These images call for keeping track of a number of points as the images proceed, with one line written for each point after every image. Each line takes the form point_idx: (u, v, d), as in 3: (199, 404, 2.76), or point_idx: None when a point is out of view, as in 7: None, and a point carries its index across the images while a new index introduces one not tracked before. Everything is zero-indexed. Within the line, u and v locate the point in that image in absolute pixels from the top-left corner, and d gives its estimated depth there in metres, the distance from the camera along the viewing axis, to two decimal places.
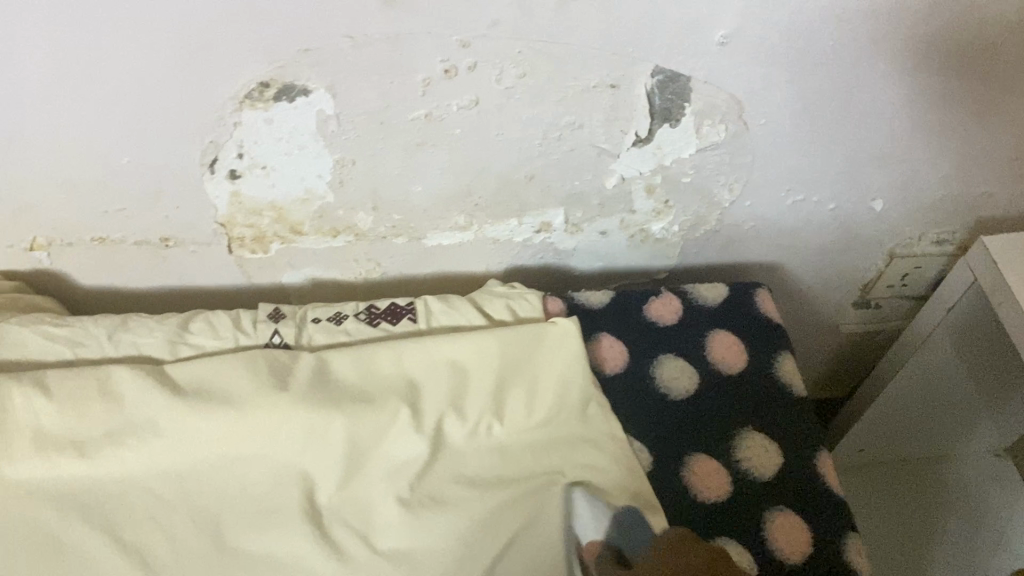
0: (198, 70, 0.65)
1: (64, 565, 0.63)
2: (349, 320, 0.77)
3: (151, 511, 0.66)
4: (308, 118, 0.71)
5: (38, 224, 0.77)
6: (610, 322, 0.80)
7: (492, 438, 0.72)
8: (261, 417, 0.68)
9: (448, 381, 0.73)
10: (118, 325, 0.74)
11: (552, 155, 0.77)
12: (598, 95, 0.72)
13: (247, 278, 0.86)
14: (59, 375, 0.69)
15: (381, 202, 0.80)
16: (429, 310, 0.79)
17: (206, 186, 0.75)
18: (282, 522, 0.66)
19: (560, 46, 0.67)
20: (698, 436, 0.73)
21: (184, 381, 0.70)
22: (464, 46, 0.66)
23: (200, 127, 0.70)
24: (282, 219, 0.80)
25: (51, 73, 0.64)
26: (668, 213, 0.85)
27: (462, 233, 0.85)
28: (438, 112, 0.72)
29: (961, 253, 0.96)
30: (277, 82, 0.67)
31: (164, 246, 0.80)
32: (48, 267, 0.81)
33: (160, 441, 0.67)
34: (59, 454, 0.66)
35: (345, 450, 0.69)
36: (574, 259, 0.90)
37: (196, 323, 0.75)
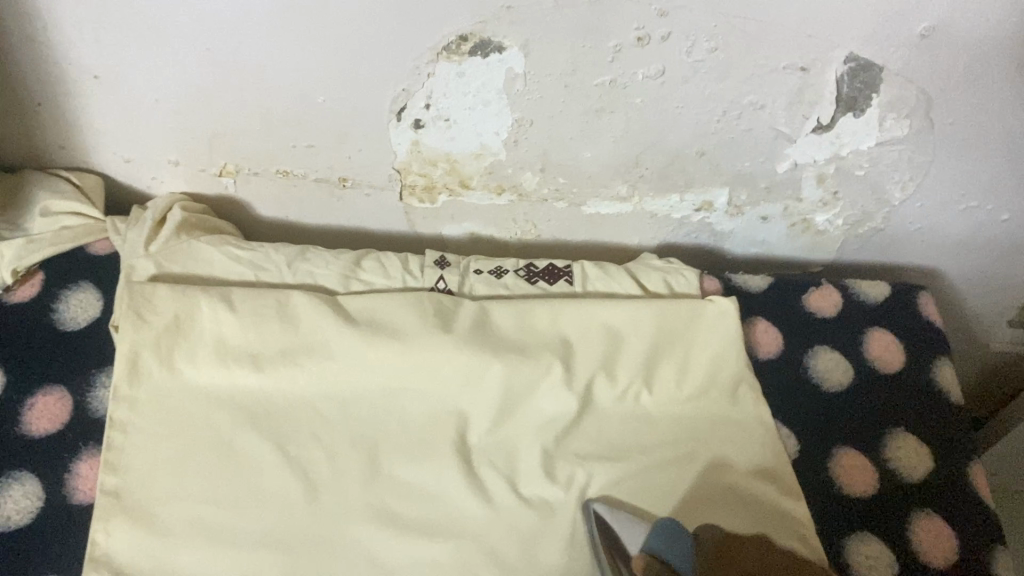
0: (405, 19, 0.68)
1: (234, 467, 0.67)
2: (509, 276, 0.80)
3: (314, 429, 0.70)
4: (497, 75, 0.73)
5: (230, 152, 0.82)
6: (765, 307, 0.80)
7: (640, 405, 0.73)
8: (425, 354, 0.72)
9: (602, 343, 0.75)
10: (297, 255, 0.78)
11: (727, 133, 0.78)
12: (786, 77, 0.72)
13: (411, 227, 0.90)
14: (243, 293, 0.74)
15: (551, 165, 0.82)
16: (585, 274, 0.80)
17: (391, 131, 0.79)
18: (434, 457, 0.69)
19: (757, 23, 0.68)
20: (847, 430, 0.73)
21: (356, 313, 0.74)
22: (662, 15, 0.67)
23: (397, 75, 0.73)
24: (454, 171, 0.83)
25: (271, 8, 0.68)
26: (835, 205, 0.84)
27: (623, 204, 0.86)
28: (623, 79, 0.73)
29: None
30: (475, 36, 0.69)
31: (341, 186, 0.85)
32: (232, 195, 0.86)
33: (330, 365, 0.71)
34: (237, 365, 0.71)
35: (499, 397, 0.71)
36: (730, 242, 0.90)
37: (368, 262, 0.79)
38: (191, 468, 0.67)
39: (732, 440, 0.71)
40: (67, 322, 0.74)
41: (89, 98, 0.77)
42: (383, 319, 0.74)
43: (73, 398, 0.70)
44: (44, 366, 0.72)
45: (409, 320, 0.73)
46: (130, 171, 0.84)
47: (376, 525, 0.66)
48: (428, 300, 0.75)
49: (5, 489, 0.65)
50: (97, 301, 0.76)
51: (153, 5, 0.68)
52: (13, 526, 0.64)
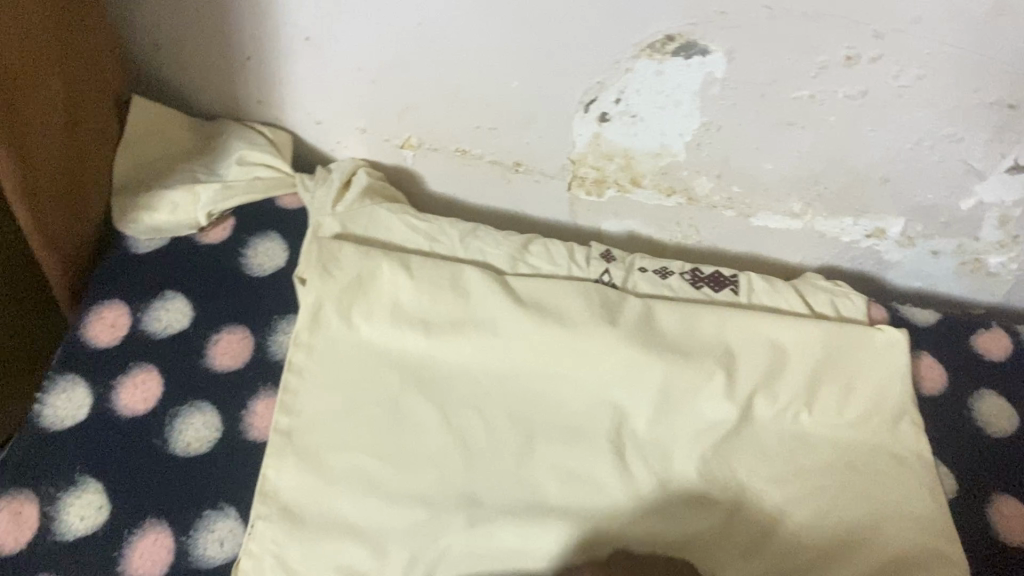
0: (618, 13, 0.70)
1: (398, 424, 0.69)
2: (673, 277, 0.80)
3: (474, 400, 0.71)
4: (695, 79, 0.74)
5: (415, 125, 0.84)
6: (932, 341, 0.78)
7: (798, 423, 0.73)
8: (588, 342, 0.73)
9: (765, 358, 0.74)
10: (469, 232, 0.80)
11: (916, 163, 0.76)
12: (991, 113, 0.71)
13: (572, 218, 0.91)
14: (420, 260, 0.76)
15: (727, 173, 0.82)
16: (751, 285, 0.80)
17: (576, 122, 0.80)
18: (587, 444, 0.70)
19: (974, 54, 0.67)
20: (1010, 477, 0.71)
21: (524, 294, 0.76)
22: (878, 36, 0.67)
23: (595, 68, 0.75)
24: (628, 168, 0.84)
25: None
26: (1013, 248, 0.82)
27: (793, 221, 0.85)
28: (821, 96, 0.73)
29: None
30: (683, 38, 0.70)
31: (514, 170, 0.86)
32: (408, 166, 0.89)
33: (497, 341, 0.73)
34: (409, 329, 0.73)
35: (658, 395, 0.72)
36: (891, 272, 0.89)
37: (535, 248, 0.80)
38: (356, 420, 0.69)
39: (889, 470, 0.70)
40: (252, 268, 0.79)
41: (296, 58, 0.80)
42: (550, 303, 0.75)
43: (255, 340, 0.74)
44: (229, 307, 0.75)
45: (576, 308, 0.74)
46: (317, 133, 0.88)
47: (528, 503, 0.67)
48: (595, 291, 0.76)
49: (188, 416, 0.69)
50: (281, 252, 0.80)
51: None
52: (194, 452, 0.68)
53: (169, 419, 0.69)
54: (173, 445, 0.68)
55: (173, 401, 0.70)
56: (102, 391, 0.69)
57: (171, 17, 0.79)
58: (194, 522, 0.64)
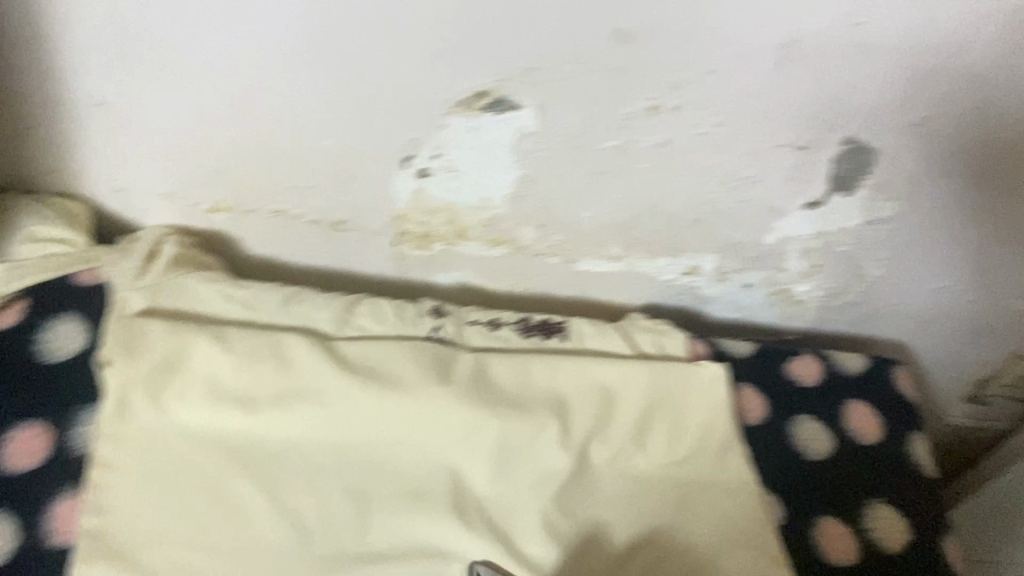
0: (428, 70, 0.70)
1: (223, 510, 0.65)
2: (505, 328, 0.79)
3: (306, 477, 0.68)
4: (508, 133, 0.75)
5: (227, 188, 0.81)
6: (752, 373, 0.81)
7: (633, 465, 0.74)
8: (421, 404, 0.71)
9: (595, 402, 0.75)
10: (290, 297, 0.77)
11: (722, 203, 0.80)
12: (784, 155, 0.75)
13: (400, 271, 0.89)
14: (235, 331, 0.73)
15: (549, 221, 0.83)
16: (581, 331, 0.81)
17: (395, 179, 0.79)
18: (427, 509, 0.68)
19: (764, 101, 0.71)
20: (831, 499, 0.74)
21: (351, 357, 0.73)
22: (678, 87, 0.70)
23: (409, 125, 0.74)
24: (453, 221, 0.83)
25: (297, 51, 0.69)
26: (816, 277, 0.88)
27: (614, 263, 0.88)
28: (631, 145, 0.75)
29: None
30: (495, 93, 0.71)
31: (335, 229, 0.84)
32: (223, 230, 0.85)
33: (325, 411, 0.70)
34: (228, 406, 0.69)
35: (494, 450, 0.71)
36: (711, 305, 0.93)
37: (362, 308, 0.78)
38: (177, 509, 0.65)
39: (724, 501, 0.72)
40: (47, 354, 0.71)
41: (90, 125, 0.75)
42: (380, 365, 0.73)
43: (55, 435, 0.67)
44: (23, 400, 0.68)
45: (408, 369, 0.72)
46: (120, 200, 0.83)
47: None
48: (427, 349, 0.74)
49: None
50: (82, 334, 0.73)
51: (174, 36, 0.67)
52: None
53: None
54: None
55: None
56: None
57: None
58: None
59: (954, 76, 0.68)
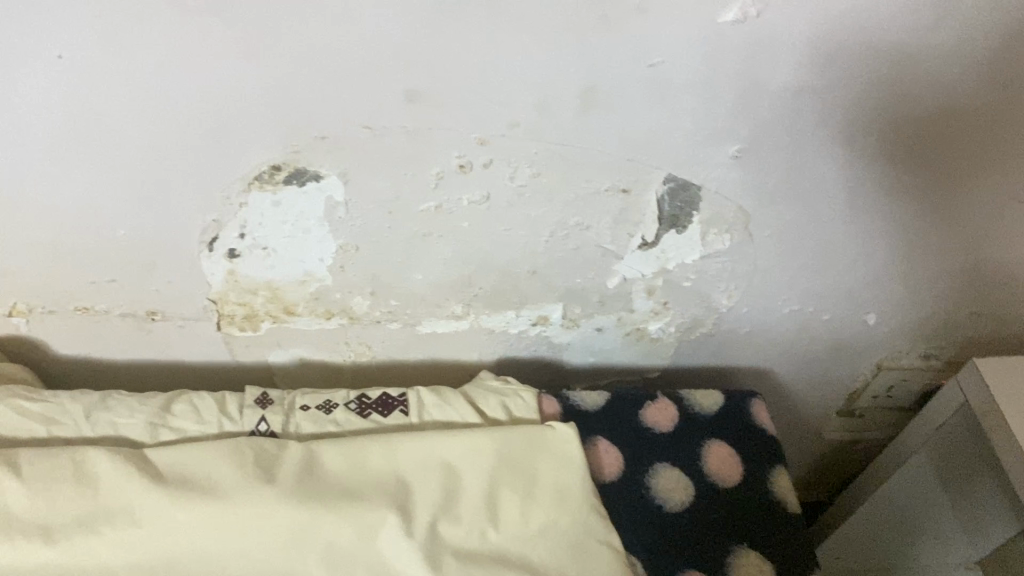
0: (212, 151, 0.64)
1: None
2: (338, 410, 0.74)
3: None
4: (316, 204, 0.70)
5: (20, 291, 0.74)
6: (604, 423, 0.78)
7: (487, 542, 0.67)
8: (242, 508, 0.65)
9: (439, 480, 0.70)
10: (97, 404, 0.71)
11: (557, 253, 0.77)
12: (609, 199, 0.72)
13: (232, 357, 0.84)
14: (32, 454, 0.66)
15: (380, 289, 0.79)
16: (422, 402, 0.76)
17: (202, 262, 0.73)
18: None
19: (576, 148, 0.68)
20: (694, 551, 0.71)
21: (165, 466, 0.67)
22: (484, 142, 0.66)
23: (206, 206, 0.69)
24: (276, 298, 0.78)
25: (60, 143, 0.63)
26: (665, 314, 0.86)
27: (459, 322, 0.84)
28: (448, 204, 0.71)
29: (928, 365, 0.97)
30: (290, 165, 0.66)
31: (150, 319, 0.78)
32: (26, 335, 0.78)
33: (136, 531, 0.63)
34: (24, 539, 0.62)
35: (326, 552, 0.64)
36: (568, 353, 0.90)
37: (179, 406, 0.72)
38: None
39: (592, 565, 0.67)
40: None
41: None
42: (197, 472, 0.67)
43: None
44: None
45: (227, 471, 0.67)
46: None
47: None
48: (248, 447, 0.69)
49: None
50: None
51: None
52: None
53: None
54: None
55: None
56: None
57: None
58: None
59: (762, 109, 0.65)
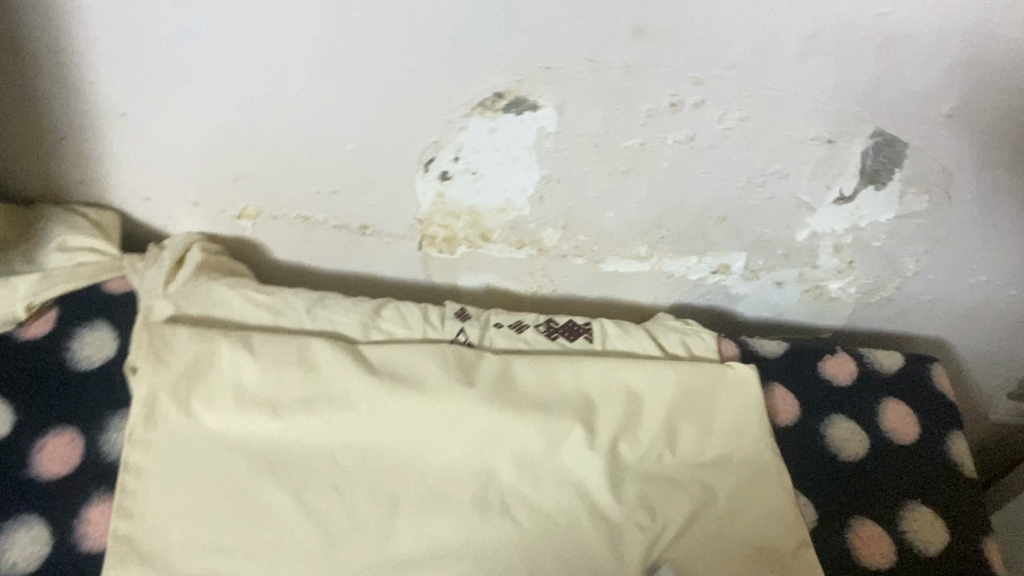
0: (444, 76, 0.69)
1: (250, 516, 0.66)
2: (529, 330, 0.79)
3: (333, 480, 0.69)
4: (529, 133, 0.73)
5: (252, 195, 0.81)
6: (782, 372, 0.80)
7: (662, 468, 0.72)
8: (444, 407, 0.71)
9: (623, 403, 0.73)
10: (316, 302, 0.78)
11: (750, 200, 0.79)
12: (813, 148, 0.73)
13: (427, 276, 0.89)
14: (263, 337, 0.74)
15: (573, 222, 0.82)
16: (606, 332, 0.80)
17: (417, 181, 0.79)
18: (452, 510, 0.68)
19: (787, 94, 0.69)
20: (866, 501, 0.72)
21: (376, 360, 0.74)
22: (697, 83, 0.69)
23: (428, 128, 0.74)
24: (475, 223, 0.82)
25: (311, 61, 0.68)
26: (848, 273, 0.86)
27: (641, 263, 0.87)
28: (653, 143, 0.74)
29: None
30: (512, 94, 0.70)
31: (360, 233, 0.84)
32: (249, 236, 0.86)
33: (350, 415, 0.71)
34: (255, 411, 0.70)
35: (516, 456, 0.71)
36: (743, 304, 0.92)
37: (388, 312, 0.78)
38: (207, 518, 0.66)
39: (760, 501, 0.70)
40: (82, 361, 0.73)
41: (117, 137, 0.76)
42: (403, 368, 0.73)
43: (86, 440, 0.69)
44: (55, 406, 0.70)
45: (431, 370, 0.73)
46: (145, 211, 0.84)
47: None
48: (450, 354, 0.75)
49: (10, 534, 0.64)
50: (109, 342, 0.74)
51: (190, 43, 0.68)
52: (20, 571, 0.62)
53: None
54: None
55: None
56: None
57: None
58: None
59: (984, 67, 0.65)
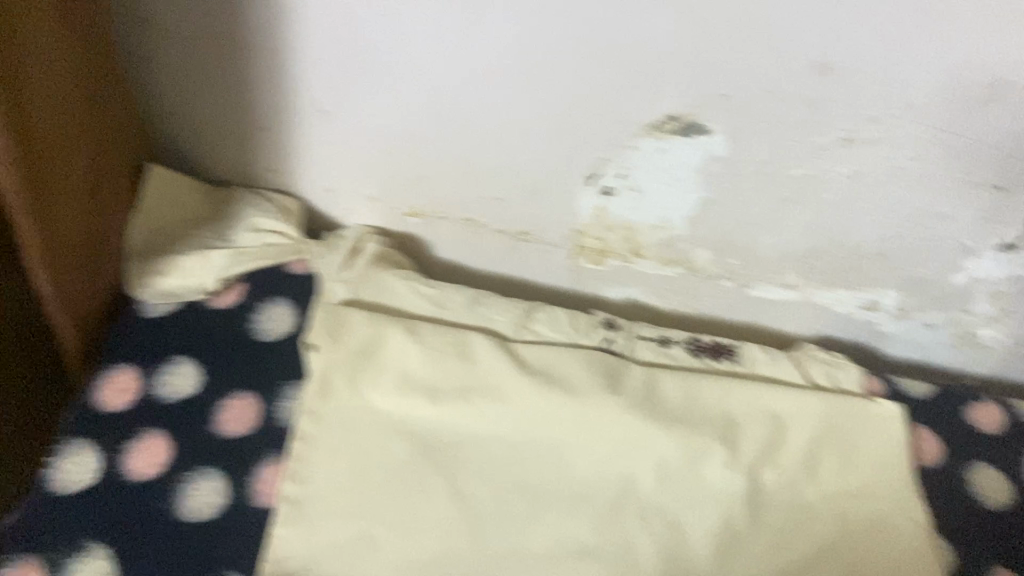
0: (624, 96, 0.72)
1: (405, 491, 0.71)
2: (676, 346, 0.81)
3: (482, 468, 0.73)
4: (697, 156, 0.76)
5: (425, 194, 0.87)
6: (928, 414, 0.80)
7: (801, 494, 0.73)
8: (592, 411, 0.74)
9: (768, 426, 0.75)
10: (476, 297, 0.83)
11: (910, 240, 0.79)
12: (982, 195, 0.74)
13: (574, 285, 0.92)
14: (428, 327, 0.79)
15: (728, 246, 0.84)
16: (753, 356, 0.81)
17: (580, 194, 0.82)
18: (591, 508, 0.71)
19: (963, 139, 0.70)
20: (1009, 552, 0.71)
21: (529, 359, 0.78)
22: (872, 121, 0.70)
23: (599, 145, 0.77)
24: (631, 239, 0.85)
25: (502, 72, 0.73)
26: (1002, 321, 0.85)
27: (790, 291, 0.88)
28: (820, 175, 0.75)
29: None
30: (687, 118, 0.73)
31: (519, 239, 0.88)
32: (414, 233, 0.92)
33: (504, 408, 0.75)
34: (416, 396, 0.75)
35: (658, 465, 0.73)
36: (887, 342, 0.92)
37: (541, 314, 0.82)
38: (365, 489, 0.71)
39: (896, 541, 0.71)
40: (264, 333, 0.80)
41: (312, 130, 0.83)
42: (556, 369, 0.77)
43: (263, 405, 0.75)
44: (238, 371, 0.77)
45: (581, 373, 0.76)
46: (325, 201, 0.91)
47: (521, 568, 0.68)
48: (600, 361, 0.77)
49: (194, 482, 0.70)
50: (289, 318, 0.81)
51: (395, 48, 0.73)
52: (201, 519, 0.69)
53: (176, 484, 0.70)
54: (180, 512, 0.69)
55: (183, 466, 0.71)
56: (109, 455, 0.71)
57: (196, 88, 0.81)
58: None
59: None
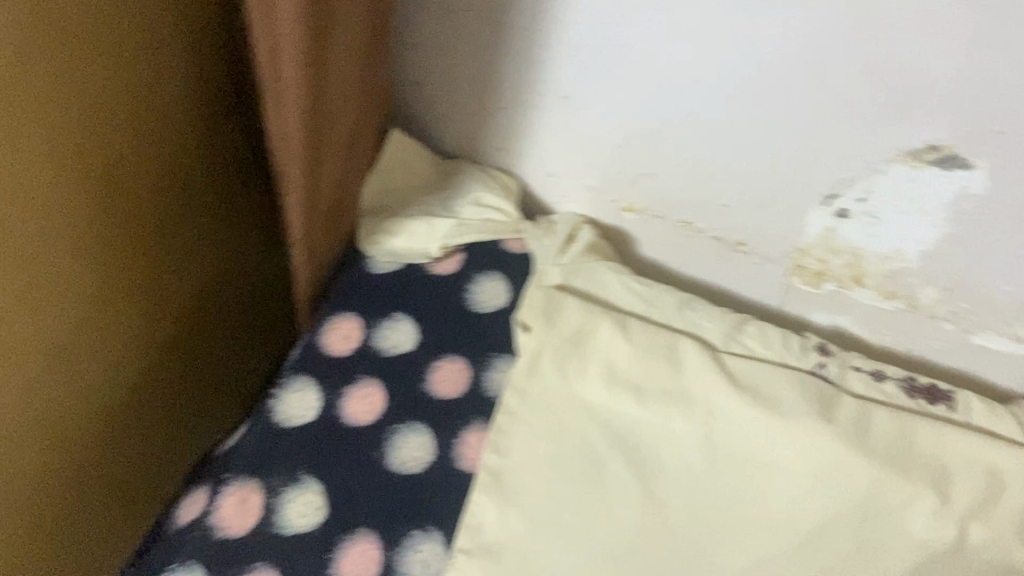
0: (884, 119, 0.70)
1: (600, 484, 0.71)
2: (889, 382, 0.77)
3: (678, 474, 0.72)
4: (950, 190, 0.72)
5: (647, 192, 0.87)
6: None
7: (1010, 557, 0.70)
8: (799, 436, 0.72)
9: (983, 481, 0.71)
10: (685, 302, 0.81)
11: None
12: None
13: (780, 304, 0.90)
14: (638, 324, 0.78)
15: (959, 287, 0.80)
16: (970, 404, 0.77)
17: (811, 213, 0.81)
18: (784, 533, 0.70)
19: None
20: None
21: (738, 372, 0.76)
22: None
23: (844, 165, 0.75)
24: (853, 265, 0.83)
25: (759, 80, 0.73)
26: None
27: (1014, 344, 0.81)
28: None
29: None
30: (948, 149, 0.70)
31: (734, 248, 0.87)
32: (624, 228, 0.91)
33: (712, 420, 0.74)
34: (621, 392, 0.75)
35: (861, 500, 0.70)
36: None
37: (750, 328, 0.80)
38: (561, 474, 0.72)
39: None
40: (478, 305, 0.82)
41: (549, 113, 0.84)
42: (764, 387, 0.75)
43: (473, 372, 0.79)
44: (453, 336, 0.80)
45: (791, 395, 0.74)
46: (543, 184, 0.92)
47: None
48: (812, 385, 0.75)
49: (404, 435, 0.74)
50: (503, 292, 0.83)
51: (654, 44, 0.74)
52: (408, 471, 0.72)
53: (388, 434, 0.74)
54: (390, 461, 0.72)
55: (395, 417, 0.75)
56: (328, 397, 0.75)
57: (449, 61, 0.85)
58: (402, 539, 0.69)
59: None
